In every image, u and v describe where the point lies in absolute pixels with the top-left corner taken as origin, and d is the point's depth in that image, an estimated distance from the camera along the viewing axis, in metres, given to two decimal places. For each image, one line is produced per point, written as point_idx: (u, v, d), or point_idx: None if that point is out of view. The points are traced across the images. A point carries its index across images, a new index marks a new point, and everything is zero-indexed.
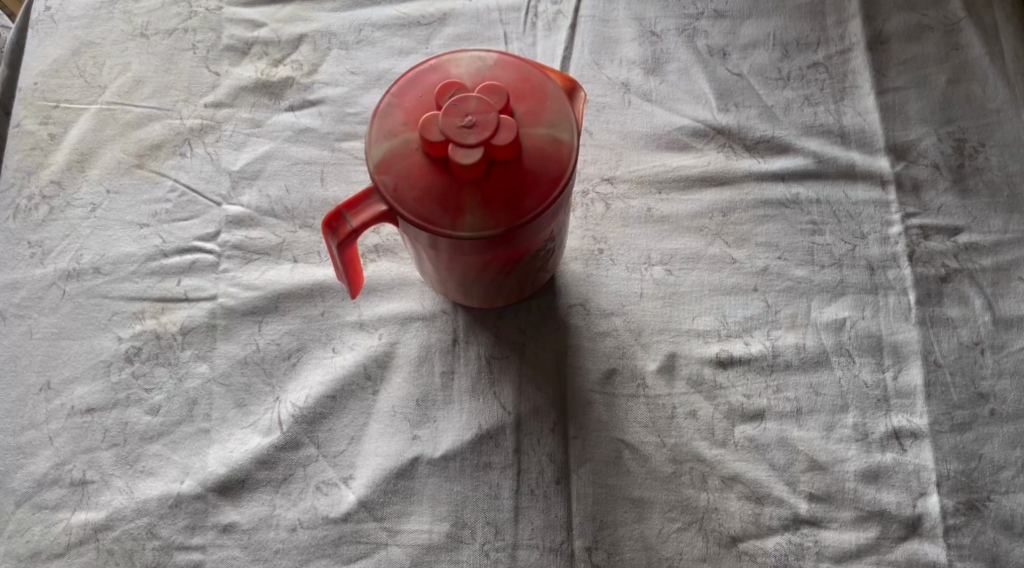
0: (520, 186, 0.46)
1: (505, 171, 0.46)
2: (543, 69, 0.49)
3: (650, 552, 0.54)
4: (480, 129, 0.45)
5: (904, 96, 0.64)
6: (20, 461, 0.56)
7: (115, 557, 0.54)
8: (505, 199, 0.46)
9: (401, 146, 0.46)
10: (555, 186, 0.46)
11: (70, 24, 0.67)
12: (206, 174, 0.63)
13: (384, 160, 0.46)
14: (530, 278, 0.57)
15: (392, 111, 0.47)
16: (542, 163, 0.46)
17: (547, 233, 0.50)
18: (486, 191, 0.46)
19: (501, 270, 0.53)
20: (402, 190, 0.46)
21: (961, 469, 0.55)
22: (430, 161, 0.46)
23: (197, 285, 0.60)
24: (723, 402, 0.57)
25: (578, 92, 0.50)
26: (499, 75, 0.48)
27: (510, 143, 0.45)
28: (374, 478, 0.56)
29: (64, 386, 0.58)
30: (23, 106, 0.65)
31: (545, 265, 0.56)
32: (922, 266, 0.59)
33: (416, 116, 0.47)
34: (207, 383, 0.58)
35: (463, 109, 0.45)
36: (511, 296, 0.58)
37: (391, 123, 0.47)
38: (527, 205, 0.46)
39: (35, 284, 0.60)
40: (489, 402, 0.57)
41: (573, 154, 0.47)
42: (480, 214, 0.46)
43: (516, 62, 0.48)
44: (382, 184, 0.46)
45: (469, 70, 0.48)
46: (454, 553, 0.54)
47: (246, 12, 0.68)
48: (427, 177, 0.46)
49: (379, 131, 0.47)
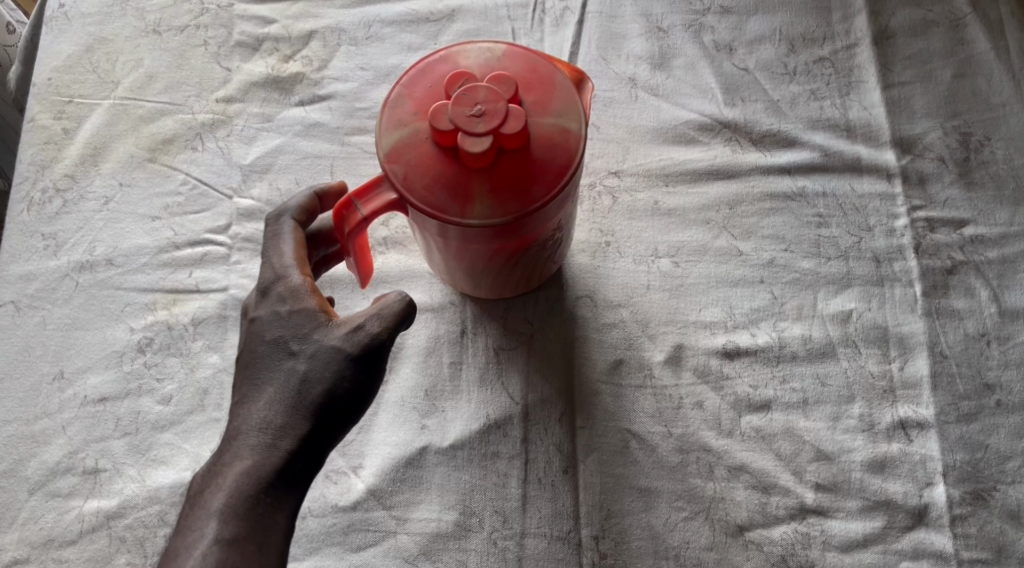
0: (528, 176, 0.47)
1: (515, 161, 0.47)
2: (551, 59, 0.49)
3: (657, 541, 0.55)
4: (489, 117, 0.45)
5: (910, 90, 0.64)
6: (33, 449, 0.57)
7: (127, 544, 0.55)
8: (513, 188, 0.47)
9: (410, 135, 0.47)
10: (562, 176, 0.47)
11: (84, 22, 0.68)
12: (217, 168, 0.64)
13: (393, 149, 0.47)
14: (538, 268, 0.57)
15: (402, 100, 0.48)
16: (550, 153, 0.47)
17: (556, 222, 0.51)
18: (495, 179, 0.47)
19: (507, 260, 0.53)
20: (411, 178, 0.47)
21: (967, 459, 0.55)
22: (439, 150, 0.47)
23: (207, 277, 0.61)
24: (729, 393, 0.58)
25: (585, 83, 0.50)
26: (507, 66, 0.48)
27: (519, 131, 0.46)
28: (383, 467, 0.56)
29: (77, 376, 0.59)
30: (37, 102, 0.66)
31: (552, 256, 0.57)
32: (928, 257, 0.60)
33: (426, 106, 0.47)
34: (218, 373, 0.58)
35: (472, 99, 0.46)
36: (520, 287, 0.59)
37: (401, 113, 0.47)
38: (535, 193, 0.47)
39: (49, 275, 0.61)
40: (496, 392, 0.58)
41: (581, 144, 0.47)
42: (488, 203, 0.47)
43: (525, 54, 0.49)
44: (393, 173, 0.47)
45: (478, 61, 0.48)
46: (461, 542, 0.55)
47: (256, 9, 0.68)
48: (437, 166, 0.47)
49: (389, 120, 0.47)
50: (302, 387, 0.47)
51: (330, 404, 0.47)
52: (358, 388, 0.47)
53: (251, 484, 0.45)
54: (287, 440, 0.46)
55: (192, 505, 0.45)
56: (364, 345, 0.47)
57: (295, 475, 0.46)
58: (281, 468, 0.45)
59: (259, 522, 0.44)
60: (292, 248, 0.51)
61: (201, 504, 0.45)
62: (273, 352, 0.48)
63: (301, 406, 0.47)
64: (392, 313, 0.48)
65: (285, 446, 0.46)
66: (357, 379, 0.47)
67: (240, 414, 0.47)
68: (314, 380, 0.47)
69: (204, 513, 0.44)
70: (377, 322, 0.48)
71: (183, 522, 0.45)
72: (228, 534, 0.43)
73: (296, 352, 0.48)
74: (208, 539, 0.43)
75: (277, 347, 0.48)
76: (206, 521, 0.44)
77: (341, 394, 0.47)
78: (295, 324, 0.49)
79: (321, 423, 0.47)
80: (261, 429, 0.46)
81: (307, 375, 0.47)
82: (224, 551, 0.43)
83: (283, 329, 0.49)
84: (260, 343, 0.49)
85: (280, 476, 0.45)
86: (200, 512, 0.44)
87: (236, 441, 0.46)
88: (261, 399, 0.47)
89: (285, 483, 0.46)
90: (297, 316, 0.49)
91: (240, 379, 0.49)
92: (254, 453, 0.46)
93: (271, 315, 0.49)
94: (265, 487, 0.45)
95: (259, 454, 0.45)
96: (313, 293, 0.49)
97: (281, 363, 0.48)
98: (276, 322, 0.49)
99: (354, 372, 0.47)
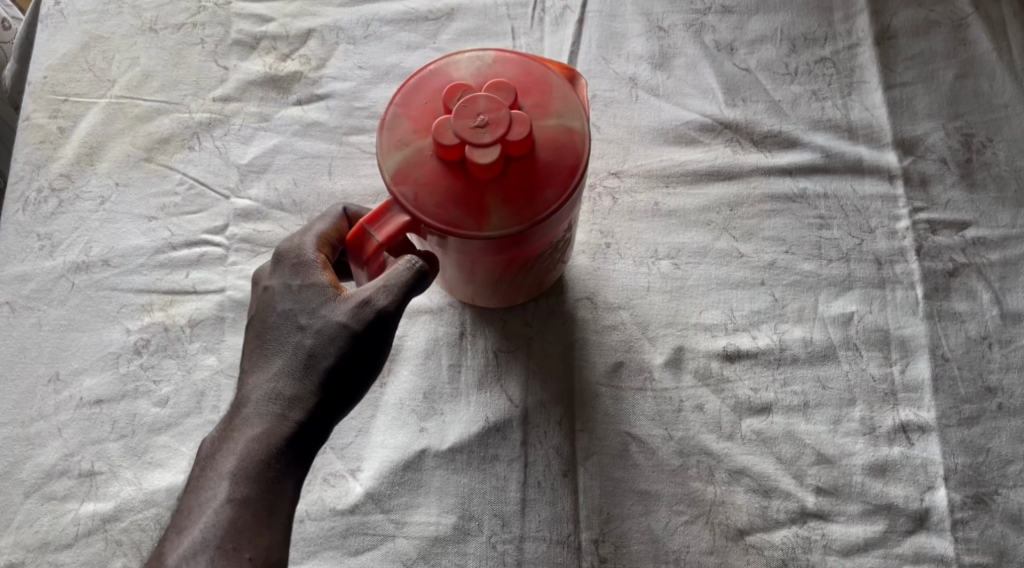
0: (539, 180, 0.46)
1: (524, 167, 0.46)
2: (541, 60, 0.49)
3: (657, 545, 0.54)
4: (493, 126, 0.45)
5: (911, 91, 0.64)
6: (28, 452, 0.56)
7: (123, 548, 0.54)
8: (526, 194, 0.46)
9: (414, 155, 0.46)
10: (572, 175, 0.46)
11: (80, 20, 0.68)
12: (214, 168, 0.63)
13: (399, 171, 0.46)
14: (542, 276, 0.57)
15: (399, 121, 0.47)
16: (557, 155, 0.47)
17: (567, 223, 0.50)
18: (507, 188, 0.46)
19: (519, 268, 0.53)
20: (421, 198, 0.46)
21: (968, 463, 0.55)
22: (445, 166, 0.46)
23: (204, 278, 0.60)
24: (730, 396, 0.57)
25: (578, 79, 0.50)
26: (500, 72, 0.48)
27: (524, 137, 0.45)
28: (381, 470, 0.56)
29: (72, 377, 0.58)
30: (32, 100, 0.65)
31: (554, 264, 0.56)
32: (929, 260, 0.60)
33: (425, 123, 0.47)
34: (215, 375, 0.58)
35: (473, 110, 0.45)
36: (533, 290, 0.58)
37: (400, 133, 0.47)
38: (549, 195, 0.46)
39: (44, 276, 0.61)
40: (496, 395, 0.57)
41: (586, 141, 0.47)
42: (504, 212, 0.46)
43: (515, 57, 0.48)
44: (402, 194, 0.46)
45: (470, 71, 0.48)
46: (460, 545, 0.54)
47: (254, 7, 0.67)
48: (445, 182, 0.46)
49: (390, 143, 0.47)
50: (309, 359, 0.48)
51: (337, 377, 0.48)
52: (366, 362, 0.48)
53: (262, 452, 0.46)
54: (296, 411, 0.47)
55: (205, 467, 0.47)
56: (371, 318, 0.47)
57: (303, 444, 0.47)
58: (291, 437, 0.47)
59: (269, 486, 0.46)
60: (322, 225, 0.51)
61: (213, 466, 0.46)
62: (282, 323, 0.49)
63: (309, 378, 0.48)
64: (399, 283, 0.47)
65: (294, 417, 0.47)
66: (364, 353, 0.48)
67: (249, 381, 0.48)
68: (321, 354, 0.48)
69: (214, 476, 0.46)
70: (383, 295, 0.47)
71: (195, 483, 0.47)
72: (239, 495, 0.45)
73: (304, 326, 0.48)
74: (219, 499, 0.45)
75: (286, 320, 0.49)
76: (218, 482, 0.46)
77: (349, 367, 0.48)
78: (305, 298, 0.49)
79: (328, 396, 0.48)
80: (270, 399, 0.47)
81: (315, 348, 0.48)
82: (235, 511, 0.45)
83: (294, 302, 0.49)
84: (269, 313, 0.49)
85: (288, 445, 0.47)
86: (211, 474, 0.46)
87: (246, 408, 0.48)
88: (270, 369, 0.48)
89: (294, 453, 0.47)
90: (307, 291, 0.49)
91: (250, 348, 0.49)
92: (263, 421, 0.47)
93: (281, 287, 0.49)
94: (275, 453, 0.46)
95: (269, 422, 0.47)
96: (325, 268, 0.49)
97: (289, 334, 0.48)
98: (287, 294, 0.49)
99: (362, 346, 0.48)
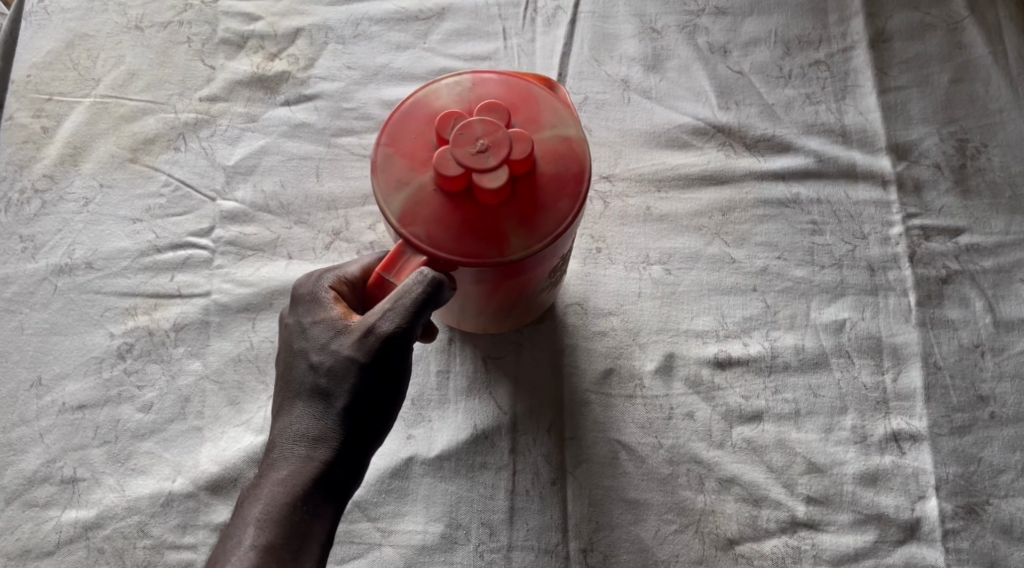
0: (550, 194, 0.46)
1: (531, 184, 0.45)
2: (519, 75, 0.48)
3: (646, 555, 0.54)
4: (496, 148, 0.44)
5: (906, 95, 0.63)
6: (10, 458, 0.56)
7: (106, 555, 0.54)
8: (540, 209, 0.45)
9: (417, 192, 0.45)
10: (581, 183, 0.46)
11: (64, 17, 0.66)
12: (199, 169, 0.62)
13: (405, 210, 0.45)
14: (540, 301, 0.56)
15: (392, 161, 0.46)
16: (562, 165, 0.46)
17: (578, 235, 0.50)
18: (519, 208, 0.45)
19: (528, 290, 0.52)
20: (433, 233, 0.45)
21: (960, 472, 0.55)
22: (451, 198, 0.45)
23: (189, 281, 0.60)
24: (721, 403, 0.57)
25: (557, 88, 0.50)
26: (484, 94, 0.47)
27: (528, 154, 0.45)
28: (368, 477, 0.55)
29: (55, 383, 0.57)
30: (15, 99, 0.64)
31: (549, 292, 0.55)
32: (922, 266, 0.59)
33: (421, 158, 0.46)
34: (199, 380, 0.57)
35: (471, 136, 0.45)
36: (535, 311, 0.57)
37: (397, 173, 0.46)
38: (563, 206, 0.46)
39: (26, 278, 0.60)
40: (484, 401, 0.57)
41: (586, 146, 0.47)
42: (522, 233, 0.45)
43: (494, 77, 0.48)
44: (414, 235, 0.45)
45: (453, 97, 0.47)
46: (447, 554, 0.54)
47: (242, 5, 0.67)
48: (456, 214, 0.45)
49: (388, 185, 0.46)
50: (329, 398, 0.47)
51: (359, 413, 0.47)
52: (386, 395, 0.47)
53: (288, 495, 0.45)
54: (321, 451, 0.46)
55: (233, 514, 0.46)
56: (385, 345, 0.46)
57: (331, 484, 0.46)
58: (317, 478, 0.46)
59: (297, 530, 0.45)
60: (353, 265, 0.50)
61: (240, 513, 0.46)
62: (297, 362, 0.48)
63: (332, 418, 0.47)
64: (406, 303, 0.45)
65: (320, 456, 0.46)
66: (384, 388, 0.47)
67: (275, 423, 0.48)
68: (339, 391, 0.47)
69: (242, 522, 0.45)
70: (389, 319, 0.46)
71: (225, 531, 0.46)
72: (263, 541, 0.44)
73: (318, 363, 0.47)
74: (245, 545, 0.44)
75: (301, 359, 0.48)
76: (245, 529, 0.45)
77: (371, 403, 0.47)
78: (316, 335, 0.48)
79: (352, 434, 0.47)
80: (295, 440, 0.47)
81: (333, 386, 0.47)
82: (261, 558, 0.44)
83: (306, 341, 0.48)
84: (287, 353, 0.49)
85: (314, 486, 0.46)
86: (239, 521, 0.45)
87: (273, 451, 0.47)
88: (294, 411, 0.47)
89: (321, 493, 0.46)
90: (317, 328, 0.48)
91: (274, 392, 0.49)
92: (290, 463, 0.46)
93: (295, 327, 0.49)
94: (302, 495, 0.46)
95: (296, 463, 0.46)
96: (337, 302, 0.49)
97: (304, 373, 0.48)
98: (300, 333, 0.48)
99: (381, 380, 0.47)
